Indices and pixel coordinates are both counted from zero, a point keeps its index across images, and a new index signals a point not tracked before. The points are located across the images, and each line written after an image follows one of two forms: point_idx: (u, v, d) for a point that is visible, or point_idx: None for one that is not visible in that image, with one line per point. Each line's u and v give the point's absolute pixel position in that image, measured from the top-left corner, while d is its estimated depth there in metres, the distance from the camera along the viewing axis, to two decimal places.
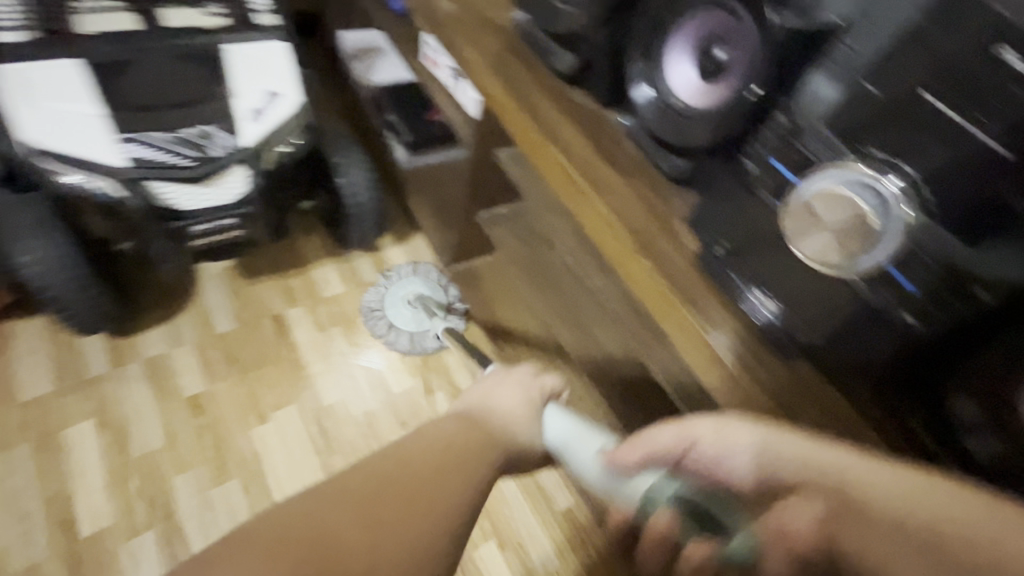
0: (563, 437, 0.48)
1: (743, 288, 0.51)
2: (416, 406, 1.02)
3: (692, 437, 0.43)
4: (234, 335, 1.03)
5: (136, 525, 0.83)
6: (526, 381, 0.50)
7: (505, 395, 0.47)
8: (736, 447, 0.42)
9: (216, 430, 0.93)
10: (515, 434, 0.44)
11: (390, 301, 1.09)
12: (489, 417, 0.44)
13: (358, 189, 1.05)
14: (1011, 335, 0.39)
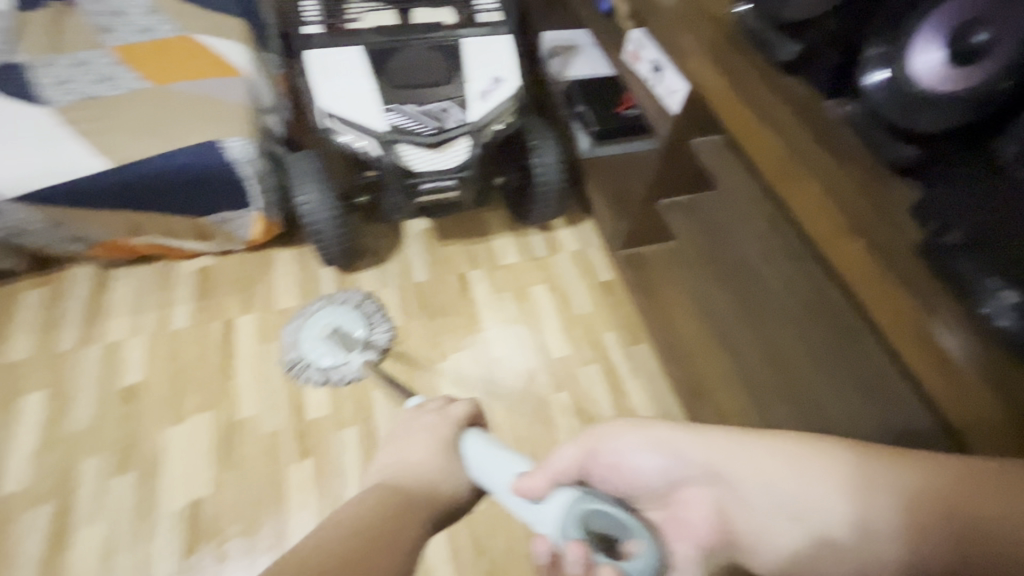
0: (479, 468, 0.52)
1: (984, 283, 0.48)
2: (571, 373, 1.11)
3: (587, 446, 0.53)
4: (426, 285, 1.21)
5: (344, 419, 1.02)
6: (433, 423, 0.55)
7: (413, 449, 0.52)
8: (623, 446, 0.53)
9: (407, 358, 1.10)
10: (433, 485, 0.49)
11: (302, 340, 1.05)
12: (406, 476, 0.49)
13: (548, 170, 1.14)
14: None
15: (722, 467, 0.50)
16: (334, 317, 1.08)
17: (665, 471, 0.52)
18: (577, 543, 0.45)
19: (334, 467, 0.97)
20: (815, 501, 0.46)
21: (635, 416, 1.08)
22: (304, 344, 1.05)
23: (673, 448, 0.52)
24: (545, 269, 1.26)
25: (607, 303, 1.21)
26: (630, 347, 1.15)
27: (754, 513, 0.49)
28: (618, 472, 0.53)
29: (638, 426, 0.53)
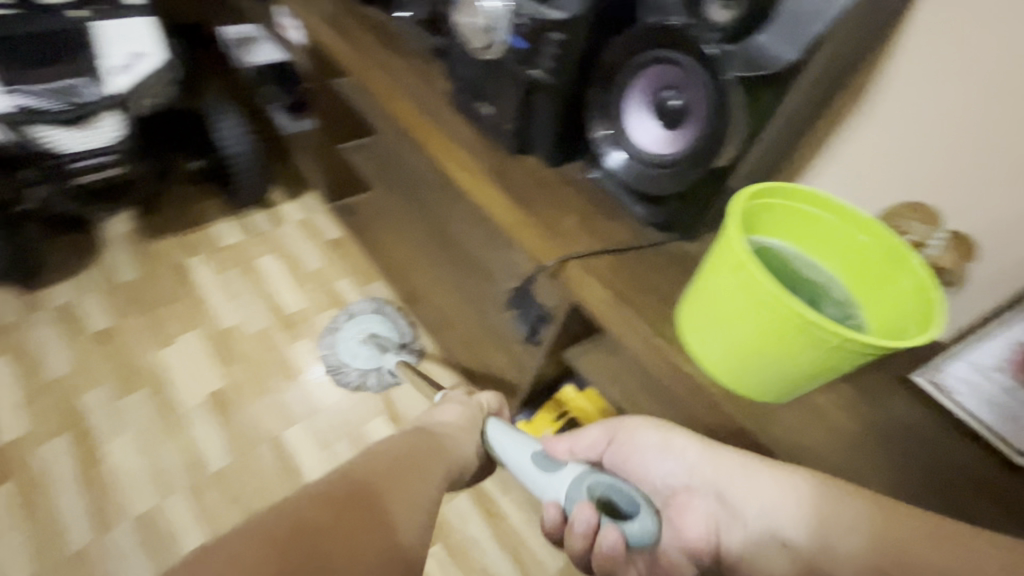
0: (498, 448, 0.53)
1: (471, 106, 0.70)
2: (309, 322, 1.17)
3: (612, 429, 0.55)
4: (136, 283, 1.15)
5: (49, 432, 0.93)
6: (466, 400, 0.56)
7: (446, 412, 0.52)
8: (634, 445, 0.54)
9: (122, 353, 1.04)
10: (460, 444, 0.48)
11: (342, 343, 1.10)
12: (436, 427, 0.49)
13: (233, 141, 1.19)
14: (594, 68, 0.59)
15: (723, 484, 0.48)
16: (365, 326, 1.13)
17: (669, 472, 0.52)
18: (588, 505, 0.45)
19: (43, 483, 0.88)
20: (816, 524, 0.42)
21: None
22: (341, 349, 1.09)
23: (679, 453, 0.51)
24: (270, 242, 1.29)
25: (338, 256, 1.29)
26: (365, 287, 1.25)
27: (738, 531, 0.47)
28: (629, 463, 0.54)
29: (661, 428, 0.52)
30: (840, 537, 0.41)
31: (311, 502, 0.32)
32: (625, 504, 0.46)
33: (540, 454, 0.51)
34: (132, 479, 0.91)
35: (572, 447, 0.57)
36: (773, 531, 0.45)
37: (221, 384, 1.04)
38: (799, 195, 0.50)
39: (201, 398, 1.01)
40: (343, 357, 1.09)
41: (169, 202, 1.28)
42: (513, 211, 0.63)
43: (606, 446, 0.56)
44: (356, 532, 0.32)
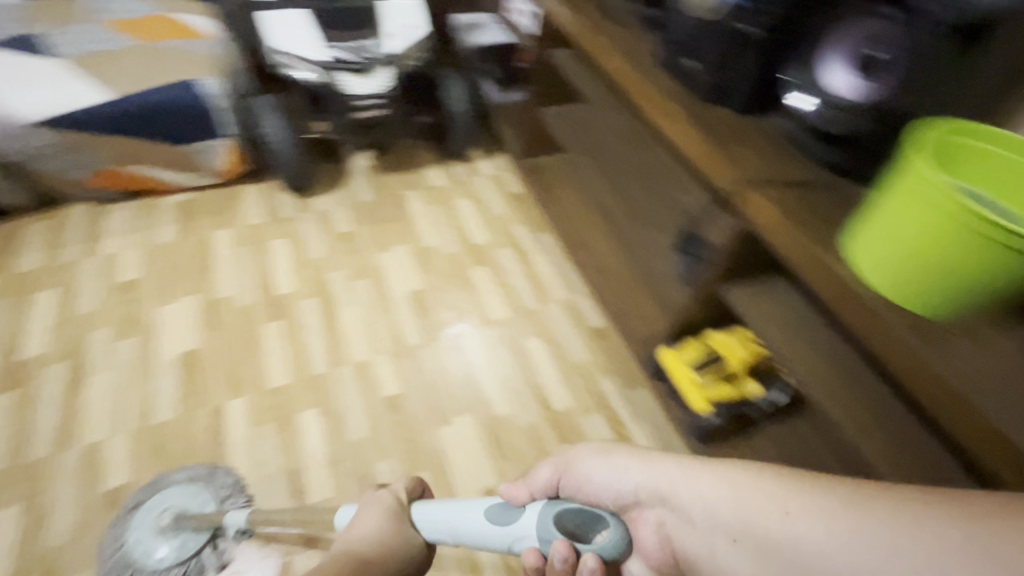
0: (439, 521, 0.60)
1: (677, 62, 0.83)
2: (490, 254, 1.40)
3: (560, 465, 0.62)
4: (370, 203, 1.49)
5: (307, 293, 1.27)
6: (382, 498, 0.67)
7: (369, 517, 0.63)
8: (585, 472, 0.60)
9: (356, 250, 1.37)
10: (391, 556, 0.60)
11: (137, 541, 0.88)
12: (365, 548, 0.59)
13: (457, 101, 1.48)
14: (802, 23, 0.70)
15: (666, 491, 0.52)
16: (172, 502, 0.92)
17: (616, 488, 0.57)
18: (562, 542, 0.50)
19: (300, 324, 1.21)
20: (753, 513, 0.44)
21: (541, 278, 1.35)
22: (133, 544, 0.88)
23: (622, 474, 0.57)
24: (466, 188, 1.56)
25: (518, 207, 1.52)
26: (536, 234, 1.45)
27: (694, 533, 0.49)
28: (582, 487, 0.60)
29: (603, 453, 0.59)
30: (801, 520, 0.41)
31: None
32: (590, 524, 0.51)
33: (493, 508, 0.56)
34: (355, 336, 1.20)
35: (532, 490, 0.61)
36: (724, 531, 0.46)
37: (420, 285, 1.32)
38: (991, 136, 0.55)
39: (405, 292, 1.29)
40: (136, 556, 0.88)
41: (398, 148, 1.63)
42: (705, 148, 0.75)
43: (562, 479, 0.62)
44: None
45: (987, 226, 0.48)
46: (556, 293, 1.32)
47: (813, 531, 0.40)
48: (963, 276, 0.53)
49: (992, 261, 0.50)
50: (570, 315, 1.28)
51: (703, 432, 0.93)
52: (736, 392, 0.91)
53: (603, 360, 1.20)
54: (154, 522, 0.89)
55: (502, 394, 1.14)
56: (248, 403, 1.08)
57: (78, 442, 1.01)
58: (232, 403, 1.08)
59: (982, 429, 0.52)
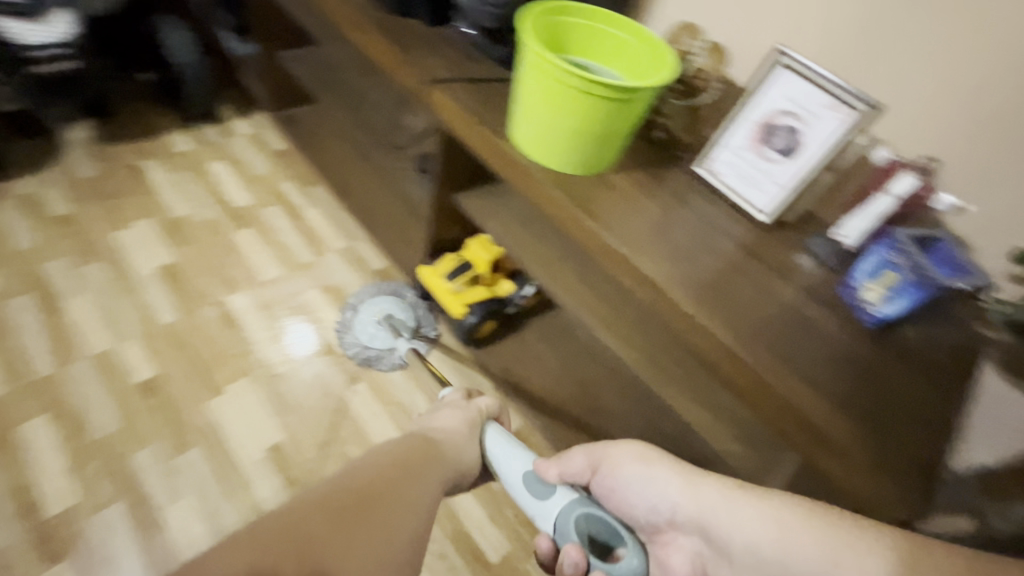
0: (496, 459, 0.63)
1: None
2: (254, 215, 1.30)
3: (595, 456, 0.63)
4: (94, 178, 1.28)
5: (15, 290, 1.06)
6: (465, 404, 0.67)
7: (447, 417, 0.63)
8: (621, 476, 0.62)
9: (81, 233, 1.17)
10: (457, 451, 0.60)
11: (357, 327, 1.13)
12: (433, 433, 0.60)
13: (180, 52, 1.31)
14: None
15: (705, 518, 0.57)
16: (380, 307, 1.15)
17: (651, 503, 0.61)
18: (576, 547, 0.56)
19: (8, 326, 1.01)
20: (797, 556, 0.51)
21: (316, 231, 1.30)
22: (356, 331, 1.13)
23: (663, 488, 0.59)
24: (220, 150, 1.42)
25: (285, 163, 1.42)
26: (306, 189, 1.38)
27: (731, 562, 0.56)
28: (613, 490, 0.62)
29: (646, 460, 0.61)
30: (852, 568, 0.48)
31: (324, 525, 0.40)
32: (612, 540, 0.56)
33: (535, 483, 0.60)
34: (90, 326, 1.04)
35: (561, 472, 0.62)
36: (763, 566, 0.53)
37: (171, 259, 1.18)
38: (596, 13, 0.66)
39: (152, 269, 1.15)
40: (359, 338, 1.13)
41: (125, 114, 1.41)
42: (392, 54, 0.77)
43: (592, 472, 0.63)
44: (356, 546, 0.41)
45: (578, 80, 0.58)
46: (334, 244, 1.29)
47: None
48: (590, 132, 0.62)
49: (596, 111, 0.60)
50: (351, 263, 1.26)
51: (468, 334, 0.99)
52: (491, 291, 0.98)
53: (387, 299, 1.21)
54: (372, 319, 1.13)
55: (282, 351, 1.09)
56: None
57: None
58: None
59: (618, 255, 0.61)
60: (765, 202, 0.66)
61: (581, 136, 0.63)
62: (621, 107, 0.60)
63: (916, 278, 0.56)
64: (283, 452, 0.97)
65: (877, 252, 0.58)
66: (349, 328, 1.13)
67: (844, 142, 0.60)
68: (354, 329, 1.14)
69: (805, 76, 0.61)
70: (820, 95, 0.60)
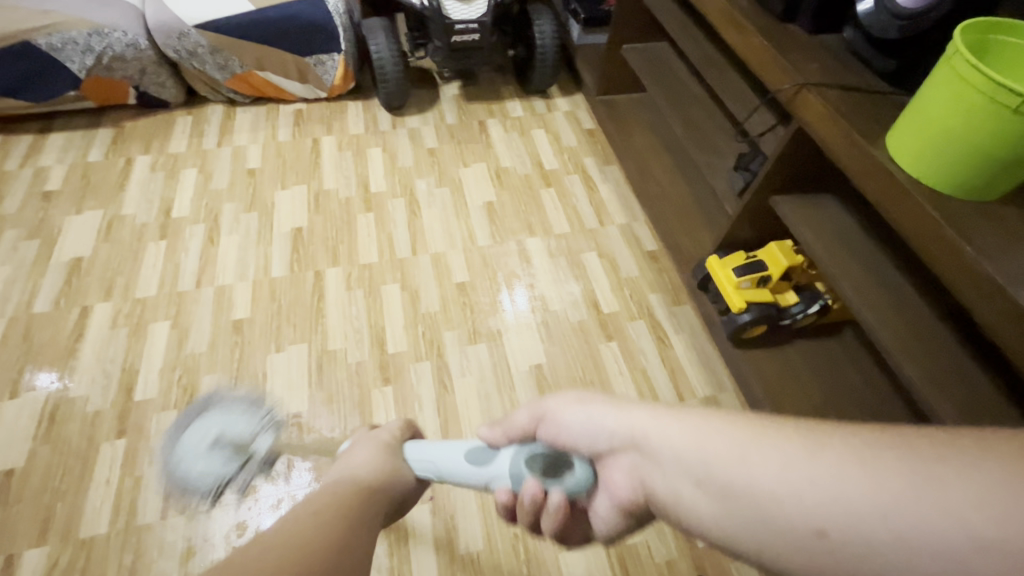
0: (428, 460, 0.60)
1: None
2: (558, 179, 1.52)
3: (537, 408, 0.54)
4: (455, 126, 1.65)
5: (396, 194, 1.46)
6: (376, 436, 0.63)
7: (360, 450, 0.60)
8: (560, 417, 0.51)
9: (439, 163, 1.54)
10: (398, 472, 0.58)
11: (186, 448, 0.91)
12: (356, 469, 0.55)
13: (546, 37, 1.58)
14: None
15: (637, 433, 0.44)
16: (216, 422, 0.93)
17: (590, 433, 0.48)
18: (534, 481, 0.51)
19: (389, 217, 1.40)
20: (744, 462, 0.35)
21: (604, 204, 1.46)
22: (180, 454, 0.91)
23: (599, 422, 0.48)
24: (543, 120, 1.68)
25: (591, 141, 1.62)
26: (603, 166, 1.55)
27: (658, 480, 0.42)
28: (556, 437, 0.51)
29: (582, 401, 0.50)
30: (776, 471, 0.34)
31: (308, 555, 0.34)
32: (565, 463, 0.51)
33: (472, 451, 0.57)
34: (434, 232, 1.38)
35: (506, 433, 0.57)
36: (687, 472, 0.39)
37: (494, 198, 1.47)
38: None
39: (479, 202, 1.45)
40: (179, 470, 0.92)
41: (484, 81, 1.77)
42: (769, 55, 0.84)
43: (537, 427, 0.54)
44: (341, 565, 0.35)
45: (1010, 98, 0.54)
46: (617, 219, 1.43)
47: (800, 493, 0.33)
48: (996, 156, 0.59)
49: (1017, 135, 0.56)
50: (627, 239, 1.38)
51: (736, 332, 1.02)
52: (773, 298, 1.00)
53: (653, 278, 1.31)
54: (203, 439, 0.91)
55: (558, 294, 1.27)
56: (343, 272, 1.28)
57: (212, 282, 1.25)
58: (331, 270, 1.28)
59: (991, 286, 0.58)
60: None
61: (974, 155, 0.60)
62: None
63: None
64: (542, 372, 1.15)
65: None
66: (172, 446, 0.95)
67: None
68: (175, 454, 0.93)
69: None
70: None
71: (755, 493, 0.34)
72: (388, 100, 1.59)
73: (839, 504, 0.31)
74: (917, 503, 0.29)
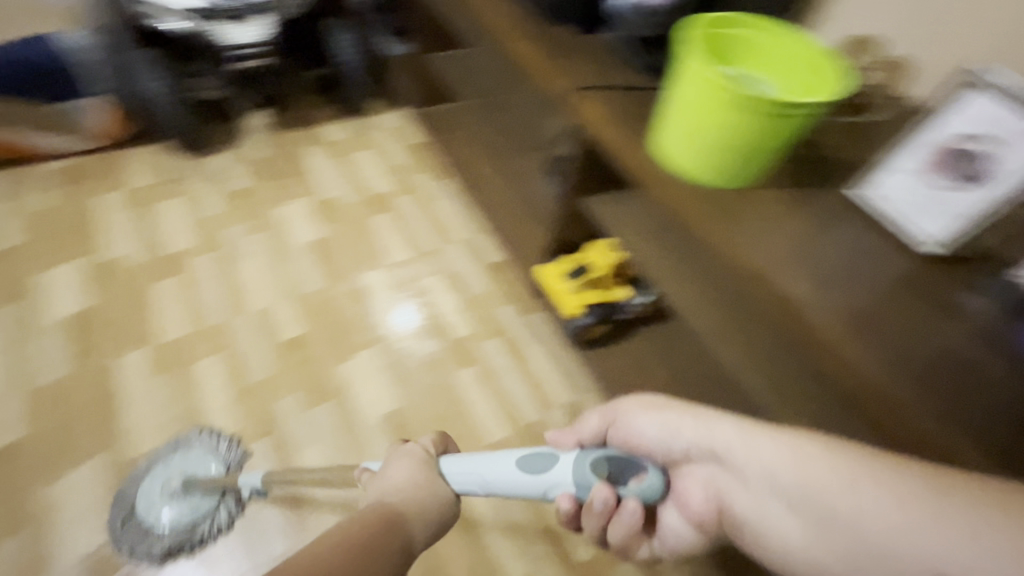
0: (468, 478, 0.55)
1: None
2: (391, 202, 1.42)
3: (608, 414, 0.60)
4: (266, 160, 1.47)
5: (202, 249, 1.27)
6: (413, 451, 0.59)
7: (396, 470, 0.56)
8: (632, 421, 0.57)
9: (252, 206, 1.37)
10: (419, 503, 0.52)
11: (144, 509, 0.91)
12: (387, 500, 0.51)
13: (344, 52, 1.49)
14: None
15: (722, 449, 0.51)
16: (179, 468, 0.95)
17: (668, 445, 0.55)
18: (603, 484, 0.51)
19: (196, 278, 1.21)
20: (818, 488, 0.45)
21: (443, 221, 1.39)
22: (141, 510, 0.91)
23: (675, 430, 0.54)
24: (366, 140, 1.57)
25: (422, 155, 1.54)
26: (437, 180, 1.48)
27: (744, 496, 0.50)
28: (630, 441, 0.57)
29: (655, 407, 0.56)
30: (870, 496, 0.42)
31: None
32: (632, 468, 0.51)
33: (530, 459, 0.54)
34: (254, 287, 1.22)
35: (578, 438, 0.63)
36: (780, 495, 0.48)
37: (321, 235, 1.33)
38: (767, 23, 0.64)
39: (305, 243, 1.31)
40: (139, 519, 0.91)
41: (294, 104, 1.61)
42: (546, 60, 0.81)
43: (607, 429, 0.60)
44: None
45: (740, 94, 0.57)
46: (458, 234, 1.37)
47: (883, 509, 0.42)
48: (738, 146, 0.61)
49: (748, 125, 0.59)
50: (470, 254, 1.33)
51: (579, 335, 1.02)
52: (606, 296, 0.99)
53: (501, 290, 1.27)
54: (162, 488, 0.93)
55: (404, 328, 1.18)
56: (144, 357, 1.08)
57: None
58: (127, 357, 1.08)
59: (758, 274, 0.60)
60: (937, 229, 0.59)
61: (722, 147, 0.62)
62: (780, 125, 0.58)
63: None
64: (398, 421, 1.06)
65: None
66: (130, 514, 0.91)
67: None
68: (135, 515, 0.91)
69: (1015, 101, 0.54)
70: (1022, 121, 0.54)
71: (841, 522, 0.43)
72: (170, 137, 1.40)
73: (922, 540, 0.40)
74: (996, 550, 0.37)
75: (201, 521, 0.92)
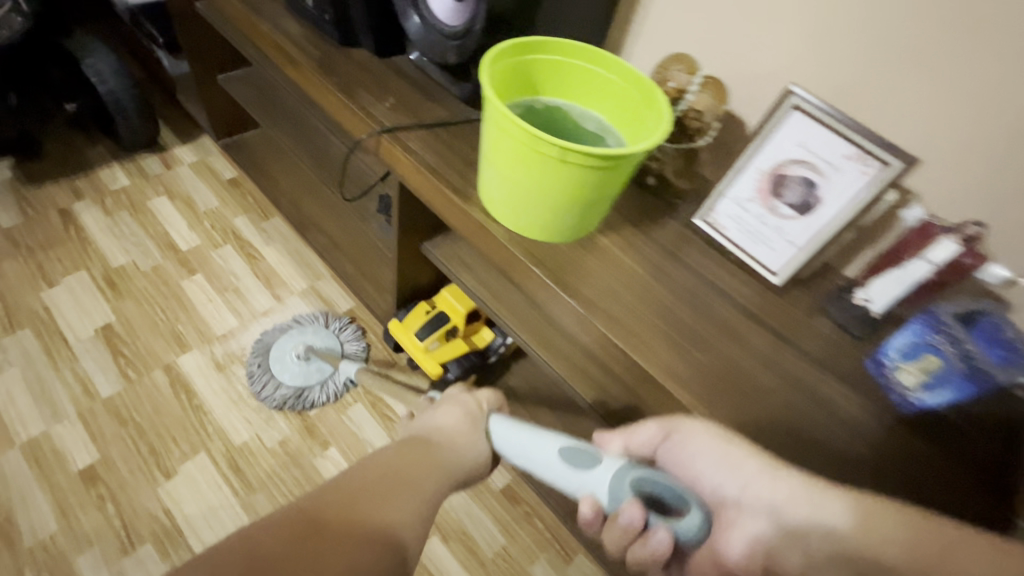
0: (512, 446, 0.52)
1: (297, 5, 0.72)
2: (203, 258, 1.16)
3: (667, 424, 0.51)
4: (18, 228, 1.13)
5: None
6: (464, 400, 0.56)
7: (444, 414, 0.53)
8: (691, 450, 0.49)
9: (4, 294, 1.04)
10: (460, 450, 0.49)
11: (278, 359, 1.02)
12: (432, 435, 0.50)
13: (106, 78, 1.15)
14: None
15: (782, 503, 0.44)
16: (305, 338, 1.06)
17: (725, 487, 0.47)
18: (634, 502, 0.43)
19: None
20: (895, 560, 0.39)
21: (275, 272, 1.17)
22: (277, 365, 1.02)
23: (736, 466, 0.47)
24: (161, 182, 1.27)
25: (238, 193, 1.29)
26: (261, 223, 1.25)
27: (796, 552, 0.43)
28: (683, 468, 0.49)
29: (720, 437, 0.47)
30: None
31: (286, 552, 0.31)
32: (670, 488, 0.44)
33: (574, 455, 0.48)
34: (21, 407, 0.93)
35: (626, 443, 0.53)
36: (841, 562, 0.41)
37: (113, 317, 1.05)
38: (575, 50, 0.55)
39: (89, 332, 1.02)
40: (275, 371, 1.01)
41: (51, 148, 1.26)
42: (334, 98, 0.66)
43: (660, 442, 0.51)
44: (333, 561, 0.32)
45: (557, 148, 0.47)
46: (297, 285, 1.16)
47: None
48: (567, 200, 0.53)
49: (572, 177, 0.50)
50: (315, 307, 1.14)
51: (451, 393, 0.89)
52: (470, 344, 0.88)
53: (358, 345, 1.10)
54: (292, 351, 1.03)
55: (242, 417, 0.98)
56: None
57: None
58: None
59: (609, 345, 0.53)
60: (778, 262, 0.57)
61: (549, 199, 0.53)
62: (606, 175, 0.50)
63: (965, 367, 0.48)
64: None
65: (912, 329, 0.50)
66: (267, 362, 1.02)
67: (868, 203, 0.51)
68: (273, 364, 1.02)
69: (828, 124, 0.50)
70: (840, 142, 0.50)
71: None
72: None
73: None
74: None
75: (311, 388, 1.00)
